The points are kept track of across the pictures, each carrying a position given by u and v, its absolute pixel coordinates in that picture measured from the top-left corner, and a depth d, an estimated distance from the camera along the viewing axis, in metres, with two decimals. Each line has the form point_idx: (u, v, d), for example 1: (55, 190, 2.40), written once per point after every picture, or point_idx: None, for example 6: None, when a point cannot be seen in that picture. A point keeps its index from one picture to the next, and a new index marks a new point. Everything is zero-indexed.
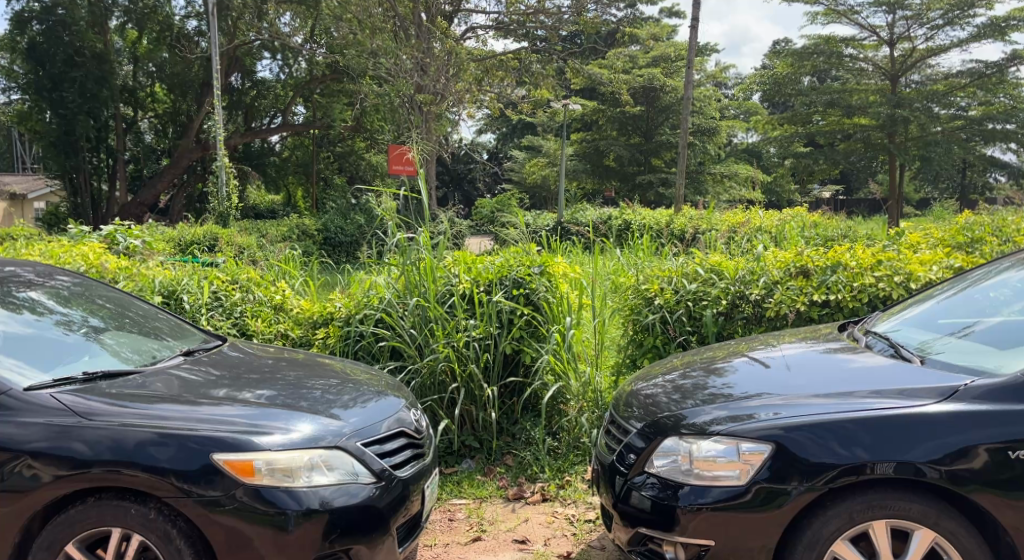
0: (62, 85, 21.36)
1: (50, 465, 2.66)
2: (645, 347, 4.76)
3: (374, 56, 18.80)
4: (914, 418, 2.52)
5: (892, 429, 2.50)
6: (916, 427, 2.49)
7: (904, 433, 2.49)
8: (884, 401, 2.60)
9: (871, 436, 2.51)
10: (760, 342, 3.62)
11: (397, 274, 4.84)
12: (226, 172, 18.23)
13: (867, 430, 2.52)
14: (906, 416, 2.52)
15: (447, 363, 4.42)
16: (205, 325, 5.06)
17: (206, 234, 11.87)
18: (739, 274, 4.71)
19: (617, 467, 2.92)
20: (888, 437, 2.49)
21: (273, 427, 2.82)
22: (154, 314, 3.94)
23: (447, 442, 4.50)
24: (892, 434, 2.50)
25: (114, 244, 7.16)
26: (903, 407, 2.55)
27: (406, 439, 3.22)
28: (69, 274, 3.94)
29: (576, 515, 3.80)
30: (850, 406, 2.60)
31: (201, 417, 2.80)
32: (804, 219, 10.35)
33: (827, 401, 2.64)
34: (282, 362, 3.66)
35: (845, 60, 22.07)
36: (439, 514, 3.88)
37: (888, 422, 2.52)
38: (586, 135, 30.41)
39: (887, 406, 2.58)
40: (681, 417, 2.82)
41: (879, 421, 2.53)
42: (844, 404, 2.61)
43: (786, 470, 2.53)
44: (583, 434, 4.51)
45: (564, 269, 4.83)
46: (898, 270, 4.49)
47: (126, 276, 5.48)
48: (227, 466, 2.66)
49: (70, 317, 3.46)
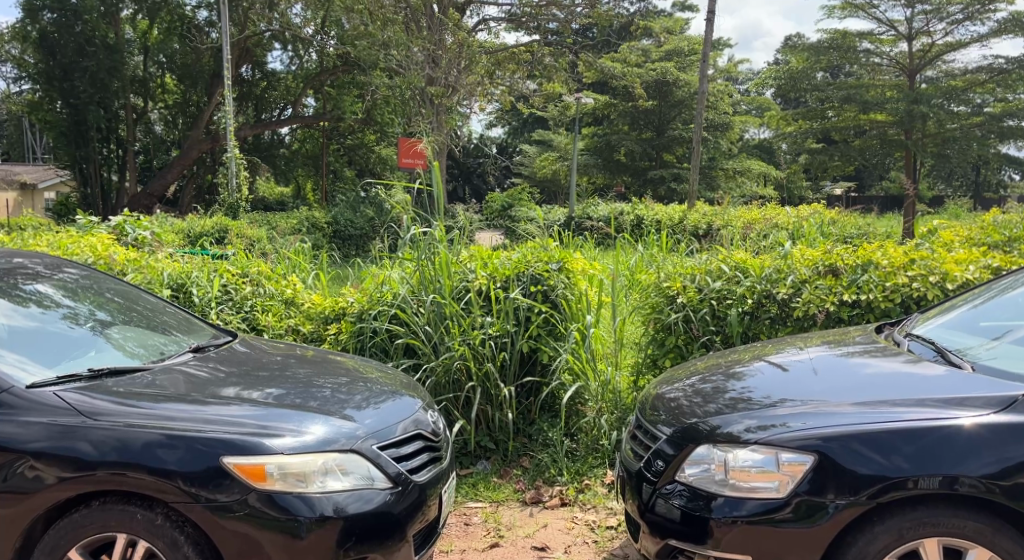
0: (72, 75, 21.44)
1: (55, 466, 2.55)
2: (667, 347, 4.57)
3: (385, 47, 18.64)
4: (956, 430, 2.38)
5: (933, 441, 2.37)
6: (960, 442, 2.35)
7: (949, 446, 2.35)
8: (923, 411, 2.46)
9: (912, 446, 2.37)
10: (787, 344, 3.48)
11: (411, 269, 4.69)
12: (237, 163, 18.15)
13: (907, 439, 2.38)
14: (947, 428, 2.38)
15: (463, 362, 4.30)
16: (215, 320, 4.96)
17: (216, 225, 11.73)
18: (765, 273, 4.55)
19: (645, 475, 2.79)
20: (929, 450, 2.35)
21: (284, 428, 2.69)
22: (162, 308, 3.81)
23: (462, 443, 4.38)
24: (933, 446, 2.36)
25: (123, 235, 7.10)
26: (943, 419, 2.41)
27: (423, 442, 3.08)
28: (77, 265, 3.84)
29: (597, 522, 3.67)
30: (890, 415, 2.46)
31: (208, 417, 2.68)
32: (823, 216, 10.16)
33: (864, 410, 2.50)
34: (292, 359, 3.55)
35: (860, 56, 21.58)
36: (454, 518, 3.76)
37: (931, 433, 2.38)
38: (598, 130, 30.23)
39: (926, 416, 2.43)
40: (712, 423, 2.69)
41: (920, 432, 2.39)
42: (882, 414, 2.47)
43: (825, 481, 2.40)
44: (603, 436, 4.39)
45: (583, 266, 4.69)
46: (934, 270, 4.31)
47: (134, 268, 5.38)
48: (237, 470, 2.53)
49: (77, 309, 3.35)
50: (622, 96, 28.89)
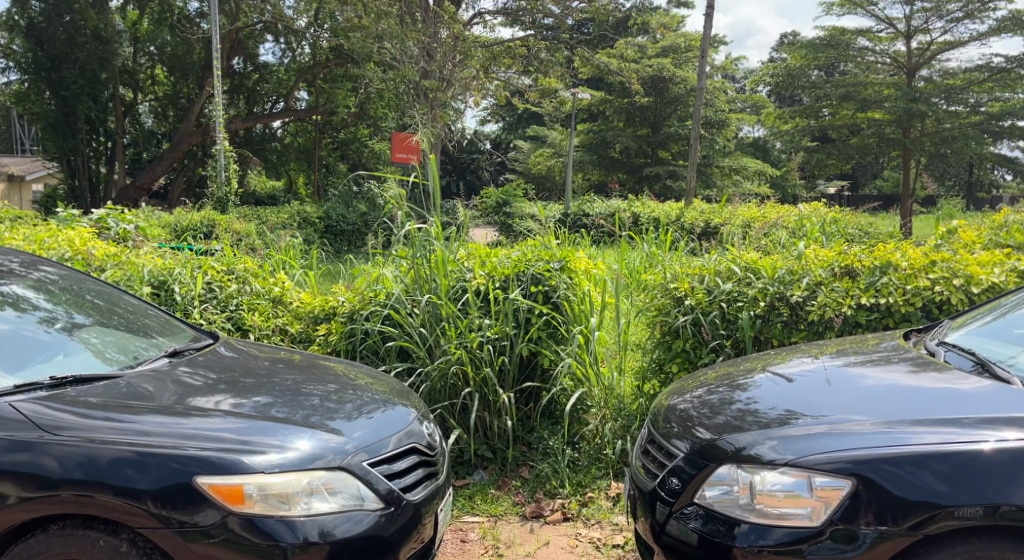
0: (62, 66, 21.05)
1: (12, 483, 2.30)
2: (674, 351, 4.32)
3: (379, 39, 18.33)
4: (984, 453, 2.16)
5: (966, 462, 2.16)
6: (992, 466, 2.14)
7: (981, 470, 2.14)
8: (954, 431, 2.25)
9: (946, 465, 2.16)
10: (802, 352, 3.25)
11: (406, 268, 4.47)
12: (227, 155, 17.66)
13: (938, 457, 2.18)
14: (975, 452, 2.17)
15: (460, 366, 4.08)
16: (198, 318, 4.67)
17: (204, 220, 11.39)
18: (778, 274, 4.34)
19: (658, 494, 2.60)
20: (962, 471, 2.15)
21: (266, 444, 2.45)
22: (144, 310, 3.56)
23: (458, 452, 4.17)
24: (968, 466, 2.15)
25: (106, 229, 6.82)
26: (974, 440, 2.20)
27: (418, 457, 2.85)
28: (53, 263, 3.59)
29: (601, 539, 3.47)
30: (917, 434, 2.26)
31: (186, 432, 2.43)
32: (824, 215, 10.01)
33: (890, 430, 2.30)
34: (280, 364, 3.30)
35: (856, 52, 21.19)
36: (450, 534, 3.55)
37: (959, 454, 2.17)
38: (592, 126, 29.87)
39: (956, 437, 2.22)
40: (731, 441, 2.48)
41: (952, 456, 2.18)
42: (909, 434, 2.27)
43: (861, 508, 2.18)
44: (607, 445, 4.21)
45: (585, 266, 4.47)
46: (956, 272, 4.13)
47: (114, 264, 5.08)
48: (212, 492, 2.29)
49: (54, 313, 3.10)
50: (619, 92, 28.77)
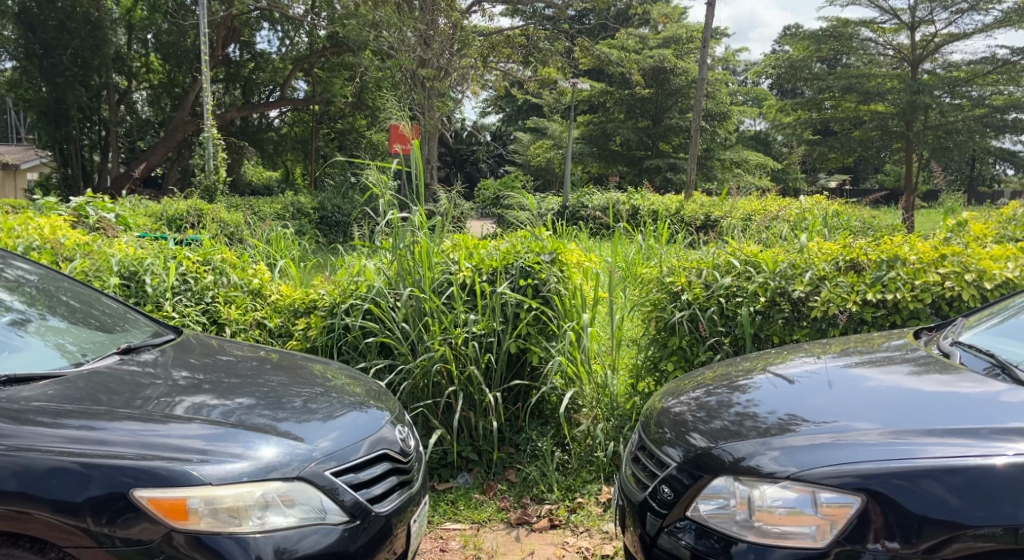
0: (52, 51, 20.61)
1: None
2: (668, 348, 4.09)
3: (375, 28, 17.90)
4: (999, 468, 1.94)
5: (981, 478, 1.93)
6: (1009, 482, 1.91)
7: (997, 488, 1.91)
8: (968, 444, 2.03)
9: (958, 478, 1.95)
10: (804, 352, 3.03)
11: (388, 259, 4.24)
12: (215, 143, 17.33)
13: (951, 470, 1.96)
14: (989, 467, 1.94)
15: (443, 364, 3.87)
16: (171, 311, 4.46)
17: (190, 208, 11.11)
18: (779, 268, 4.13)
19: (649, 504, 2.39)
20: (977, 486, 1.92)
21: (225, 452, 2.24)
22: (122, 314, 3.34)
23: (440, 454, 3.97)
24: (983, 481, 1.93)
25: (85, 216, 6.60)
26: (987, 452, 1.98)
27: (390, 465, 2.64)
28: (27, 261, 3.38)
29: (589, 549, 3.28)
30: (928, 447, 2.04)
31: (145, 440, 2.22)
32: (828, 207, 9.84)
33: (898, 442, 2.09)
34: (267, 365, 3.09)
35: (860, 43, 20.92)
36: (429, 544, 3.35)
37: (973, 470, 1.95)
38: (592, 118, 29.66)
39: (971, 450, 2.00)
40: (730, 452, 2.26)
41: (965, 473, 1.95)
42: (918, 446, 2.06)
43: (869, 526, 1.96)
44: (598, 447, 3.99)
45: (577, 258, 4.26)
46: (968, 267, 3.90)
47: (82, 254, 4.85)
48: (153, 506, 2.08)
49: (27, 315, 2.90)
50: (619, 83, 28.55)
